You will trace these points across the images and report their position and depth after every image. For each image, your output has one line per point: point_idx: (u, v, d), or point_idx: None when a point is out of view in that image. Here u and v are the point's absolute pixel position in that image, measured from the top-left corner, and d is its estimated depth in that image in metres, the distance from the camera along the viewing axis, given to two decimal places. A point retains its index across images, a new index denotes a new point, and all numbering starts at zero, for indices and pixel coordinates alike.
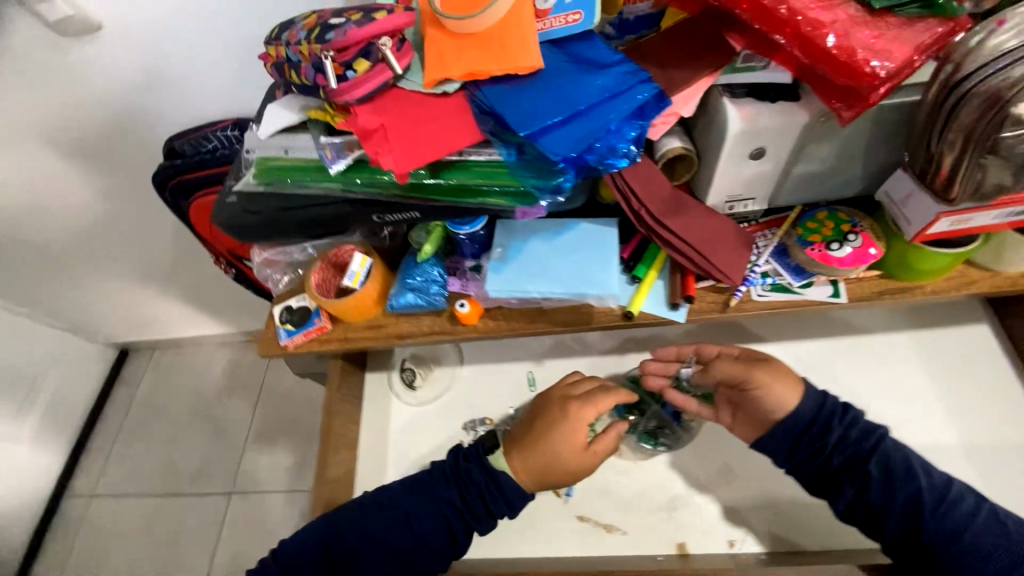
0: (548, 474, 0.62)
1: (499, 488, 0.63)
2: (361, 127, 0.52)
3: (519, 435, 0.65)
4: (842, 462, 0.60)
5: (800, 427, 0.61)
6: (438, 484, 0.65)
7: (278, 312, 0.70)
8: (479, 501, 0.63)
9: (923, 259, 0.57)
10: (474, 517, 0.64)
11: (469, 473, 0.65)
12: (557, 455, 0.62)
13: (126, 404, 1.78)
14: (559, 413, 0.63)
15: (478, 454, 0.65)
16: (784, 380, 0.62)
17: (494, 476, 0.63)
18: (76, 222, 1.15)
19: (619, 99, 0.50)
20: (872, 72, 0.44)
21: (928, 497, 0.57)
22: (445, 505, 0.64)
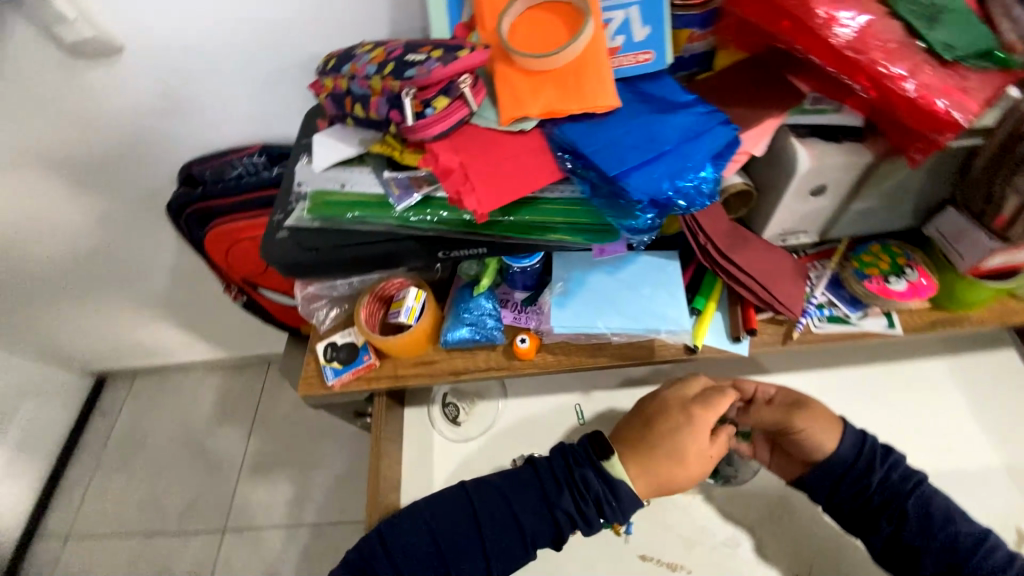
0: (670, 480, 0.62)
1: (616, 498, 0.61)
2: (441, 167, 0.50)
3: (636, 435, 0.64)
4: (881, 503, 0.61)
5: (840, 470, 0.63)
6: (550, 488, 0.62)
7: (322, 350, 0.66)
8: (593, 509, 0.61)
9: (970, 291, 0.60)
10: (583, 521, 0.61)
11: (584, 478, 0.62)
12: (684, 458, 0.61)
13: (105, 437, 1.65)
14: (681, 416, 0.63)
15: (590, 456, 0.63)
16: (825, 422, 0.64)
17: (612, 484, 0.61)
18: (67, 248, 1.07)
19: (701, 140, 0.51)
20: (950, 120, 0.46)
21: (961, 543, 0.58)
22: (556, 508, 0.61)
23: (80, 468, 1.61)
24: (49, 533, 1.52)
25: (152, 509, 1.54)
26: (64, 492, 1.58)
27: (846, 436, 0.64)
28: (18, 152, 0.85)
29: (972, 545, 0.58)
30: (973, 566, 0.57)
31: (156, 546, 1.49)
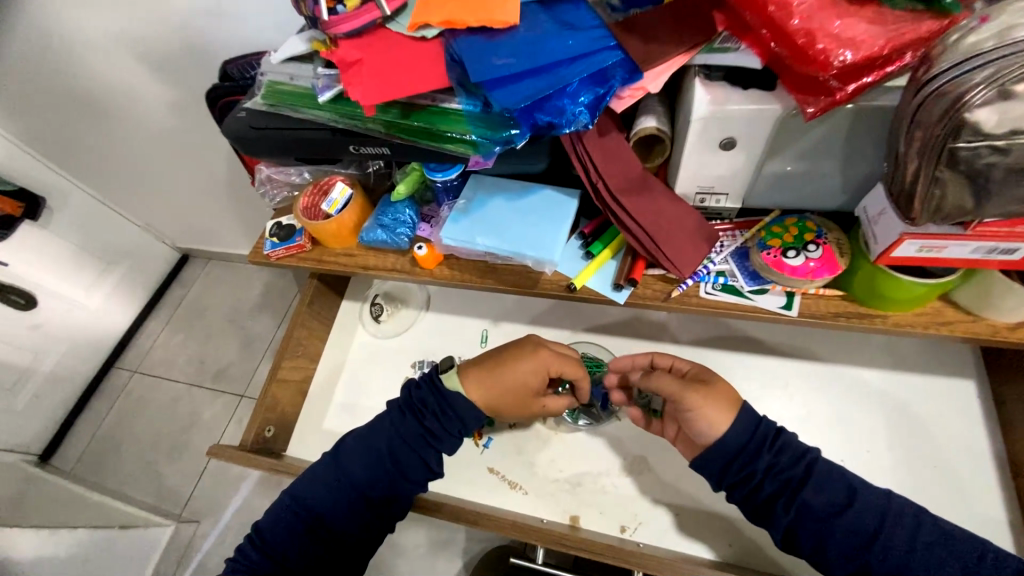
0: (501, 398, 0.62)
1: (451, 406, 0.62)
2: (341, 59, 0.57)
3: (482, 362, 0.63)
4: (775, 490, 0.54)
5: (730, 453, 0.55)
6: (397, 417, 0.63)
7: (270, 226, 0.78)
8: (436, 424, 0.62)
9: (892, 286, 0.53)
10: (437, 440, 0.62)
11: (422, 401, 0.63)
12: (513, 388, 0.61)
13: (177, 302, 1.80)
14: (527, 351, 0.62)
15: (430, 379, 0.64)
16: (719, 394, 0.57)
17: (445, 396, 0.62)
18: (145, 133, 1.27)
19: (580, 61, 0.51)
20: (829, 62, 0.42)
21: (867, 523, 0.52)
22: (408, 436, 0.62)
23: (145, 325, 1.78)
24: (126, 363, 1.72)
25: (198, 366, 1.68)
26: (141, 337, 1.76)
27: (744, 409, 0.57)
28: (108, 39, 1.04)
29: (885, 526, 0.52)
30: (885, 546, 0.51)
31: (194, 397, 1.63)
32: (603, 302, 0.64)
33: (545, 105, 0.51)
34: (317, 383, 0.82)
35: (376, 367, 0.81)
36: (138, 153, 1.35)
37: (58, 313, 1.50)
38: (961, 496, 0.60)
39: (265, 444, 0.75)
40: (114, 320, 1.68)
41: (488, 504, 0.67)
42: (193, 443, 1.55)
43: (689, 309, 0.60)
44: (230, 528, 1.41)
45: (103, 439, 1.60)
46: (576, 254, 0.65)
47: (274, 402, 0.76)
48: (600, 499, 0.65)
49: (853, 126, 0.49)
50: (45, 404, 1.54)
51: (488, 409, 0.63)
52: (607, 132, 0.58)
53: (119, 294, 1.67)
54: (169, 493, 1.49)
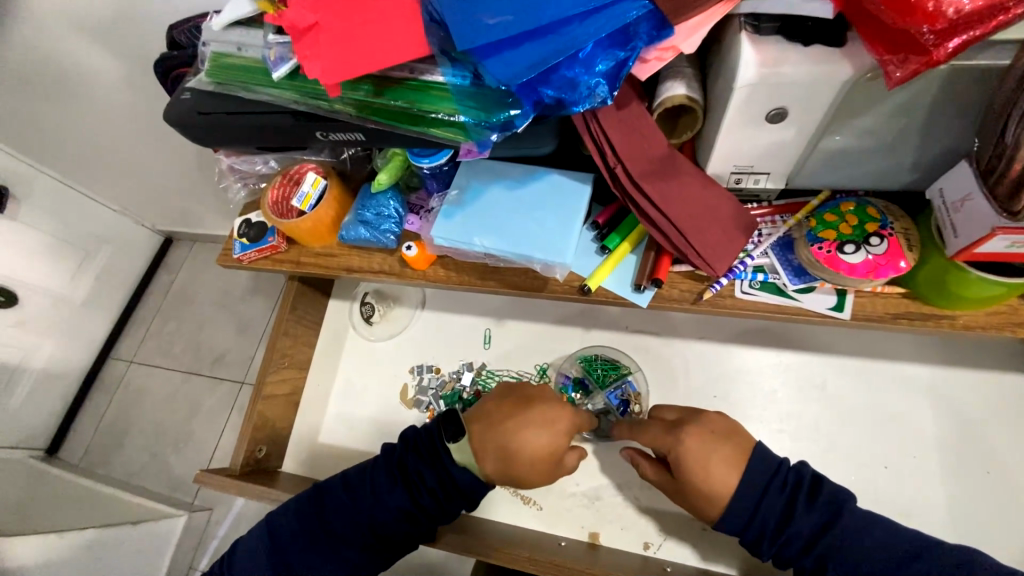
0: (522, 473, 0.54)
1: (453, 484, 0.55)
2: (291, 23, 0.45)
3: (492, 431, 0.55)
4: (810, 535, 0.47)
5: (750, 500, 0.48)
6: (386, 482, 0.56)
7: (237, 225, 0.69)
8: (430, 501, 0.55)
9: (966, 285, 0.44)
10: (428, 516, 0.56)
11: (417, 472, 0.56)
12: (535, 463, 0.54)
13: (165, 289, 1.70)
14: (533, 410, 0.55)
15: (431, 447, 0.56)
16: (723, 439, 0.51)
17: (448, 472, 0.55)
18: (100, 109, 1.14)
19: (595, 16, 0.40)
20: (935, 10, 0.33)
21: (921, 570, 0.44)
22: (394, 509, 0.55)
23: (134, 314, 1.69)
24: (120, 354, 1.65)
25: (195, 353, 1.61)
26: (132, 327, 1.69)
27: (754, 454, 0.49)
28: None
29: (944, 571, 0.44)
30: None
31: (193, 385, 1.57)
32: (622, 305, 0.56)
33: (551, 76, 0.41)
34: (310, 391, 0.76)
35: (371, 374, 0.75)
36: (95, 134, 1.22)
37: (40, 310, 1.43)
38: (1014, 502, 0.55)
39: (257, 464, 0.69)
40: (100, 312, 1.60)
41: (500, 521, 0.63)
42: (196, 433, 1.51)
43: (725, 311, 0.53)
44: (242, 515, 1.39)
45: (105, 432, 1.56)
46: (590, 248, 0.57)
47: (263, 418, 0.69)
48: (620, 514, 0.60)
49: (939, 92, 0.39)
50: (42, 401, 1.51)
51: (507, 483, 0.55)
52: (626, 104, 0.48)
53: (101, 285, 1.58)
54: (180, 482, 1.46)
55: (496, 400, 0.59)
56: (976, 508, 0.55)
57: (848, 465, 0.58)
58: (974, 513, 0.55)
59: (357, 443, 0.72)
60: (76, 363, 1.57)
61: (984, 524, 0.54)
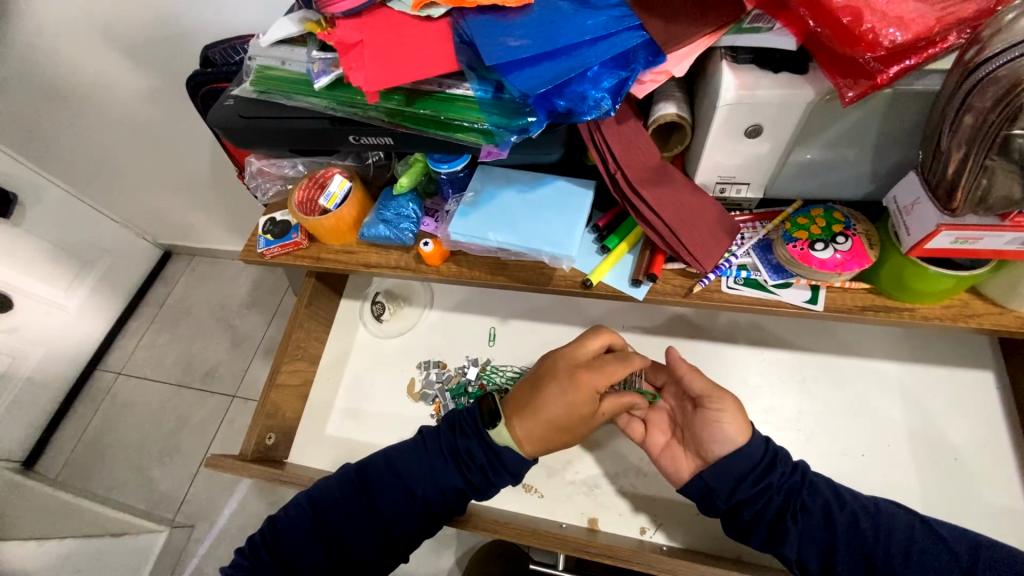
0: (553, 436, 0.58)
1: (501, 462, 0.59)
2: (340, 40, 0.52)
3: (520, 400, 0.61)
4: (780, 504, 0.53)
5: (740, 470, 0.54)
6: (438, 462, 0.61)
7: (262, 223, 0.73)
8: (480, 478, 0.60)
9: (921, 279, 0.51)
10: (477, 491, 0.60)
11: (468, 451, 0.60)
12: (561, 421, 0.58)
13: (161, 300, 1.72)
14: (565, 379, 0.58)
15: (477, 427, 0.61)
16: (740, 416, 0.57)
17: (496, 450, 0.59)
18: (120, 122, 1.18)
19: (601, 43, 0.48)
20: (876, 42, 0.40)
21: (866, 528, 0.51)
22: (447, 485, 0.60)
23: (126, 325, 1.69)
24: (109, 364, 1.63)
25: (186, 366, 1.60)
26: (125, 337, 1.67)
27: (752, 438, 0.56)
28: (77, 22, 0.96)
29: (882, 534, 0.51)
30: (887, 554, 0.50)
31: (183, 398, 1.55)
32: (620, 298, 0.61)
33: (564, 90, 0.48)
34: (318, 385, 0.78)
35: (379, 369, 0.78)
36: (112, 146, 1.26)
37: (35, 316, 1.42)
38: (982, 491, 0.59)
39: (265, 452, 0.71)
40: (94, 322, 1.59)
41: (502, 508, 0.65)
42: (184, 446, 1.48)
43: (712, 304, 0.58)
44: (226, 530, 1.36)
45: (84, 444, 1.52)
46: (591, 249, 0.63)
47: (273, 406, 0.72)
48: (617, 501, 0.63)
49: (886, 113, 0.47)
50: (27, 409, 1.46)
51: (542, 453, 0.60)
52: (625, 120, 0.55)
53: (97, 294, 1.57)
54: (162, 497, 1.42)
55: (524, 386, 0.62)
56: (949, 495, 0.59)
57: (828, 455, 0.63)
58: (944, 499, 0.59)
59: (364, 434, 0.74)
60: (64, 371, 1.54)
61: (956, 508, 0.58)
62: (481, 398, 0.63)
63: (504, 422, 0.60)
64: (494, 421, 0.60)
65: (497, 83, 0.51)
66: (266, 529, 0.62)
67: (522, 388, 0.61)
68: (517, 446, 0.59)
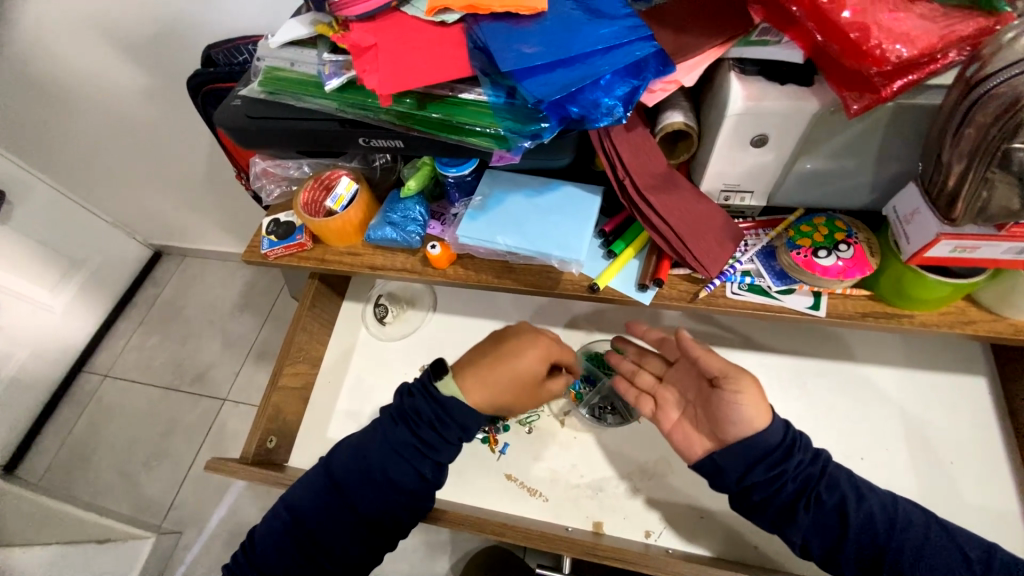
0: (503, 399, 0.59)
1: (449, 414, 0.58)
2: (354, 44, 0.53)
3: (471, 359, 0.61)
4: (796, 490, 0.54)
5: (757, 455, 0.53)
6: (390, 427, 0.60)
7: (266, 224, 0.73)
8: (431, 434, 0.59)
9: (919, 286, 0.53)
10: (433, 450, 0.59)
11: (417, 410, 0.59)
12: (514, 376, 0.59)
13: (151, 301, 1.69)
14: (514, 341, 0.61)
15: (423, 385, 0.60)
16: (759, 395, 0.54)
17: (442, 403, 0.59)
18: (113, 118, 1.16)
19: (614, 52, 0.49)
20: (882, 56, 0.41)
21: (880, 524, 0.52)
22: (399, 445, 0.59)
23: (114, 326, 1.65)
24: (96, 366, 1.60)
25: (176, 369, 1.57)
26: (113, 338, 1.64)
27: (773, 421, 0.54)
28: (74, 18, 0.94)
29: (895, 529, 0.52)
30: (896, 552, 0.51)
31: (173, 401, 1.52)
32: (626, 303, 0.62)
33: (577, 97, 0.49)
34: (320, 388, 0.78)
35: (381, 371, 0.77)
36: (106, 143, 1.24)
37: (20, 315, 1.38)
38: (975, 494, 0.61)
39: (267, 456, 0.71)
40: (81, 323, 1.56)
41: (506, 511, 0.65)
42: (174, 449, 1.45)
43: (716, 310, 0.59)
44: (215, 537, 1.33)
45: (68, 448, 1.48)
46: (597, 253, 0.63)
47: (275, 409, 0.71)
48: (623, 504, 0.64)
49: (889, 125, 0.48)
50: (9, 411, 1.42)
51: (494, 408, 0.60)
52: (633, 127, 0.56)
53: (85, 294, 1.54)
54: (150, 503, 1.39)
55: (474, 347, 0.63)
56: (944, 498, 0.61)
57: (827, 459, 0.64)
58: (940, 502, 0.60)
59: None
60: (49, 372, 1.50)
61: (950, 509, 0.60)
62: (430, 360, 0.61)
63: (450, 373, 0.60)
64: (441, 374, 0.60)
65: (510, 89, 0.52)
66: (248, 542, 0.63)
67: (477, 348, 0.62)
68: (467, 400, 0.59)
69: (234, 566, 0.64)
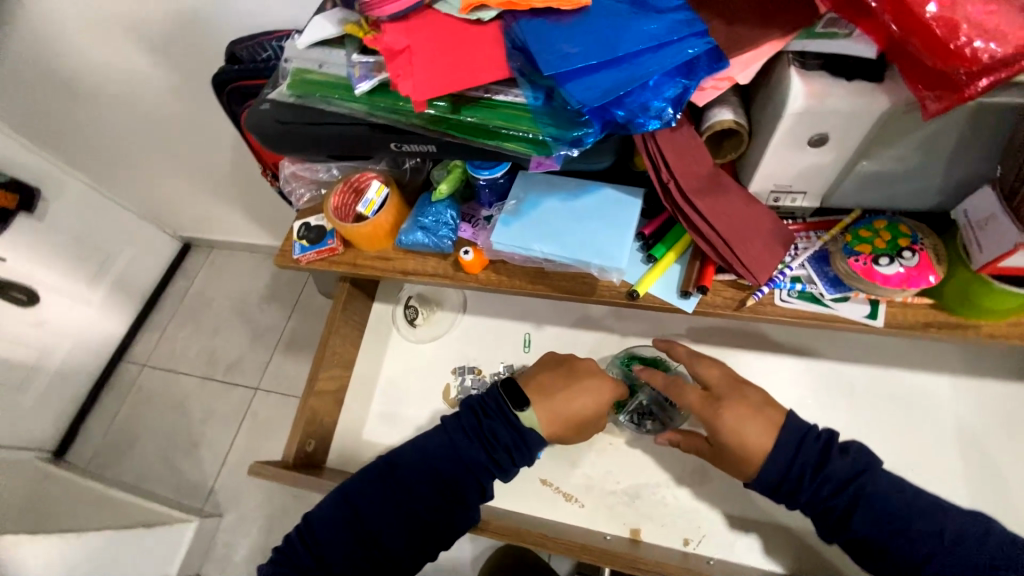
0: (570, 432, 0.62)
1: (525, 442, 0.61)
2: (386, 47, 0.50)
3: (546, 386, 0.63)
4: (837, 491, 0.52)
5: (786, 457, 0.53)
6: (462, 441, 0.61)
7: (297, 228, 0.72)
8: (506, 457, 0.60)
9: (990, 297, 0.49)
10: (500, 470, 0.61)
11: (493, 431, 0.61)
12: (579, 416, 0.61)
13: (182, 293, 1.73)
14: (580, 377, 0.63)
15: (501, 409, 0.62)
16: (756, 422, 0.55)
17: (521, 431, 0.61)
18: (139, 115, 1.16)
19: (663, 50, 0.45)
20: (973, 55, 0.37)
21: (933, 532, 0.50)
22: (471, 462, 0.60)
23: (149, 317, 1.70)
24: (134, 356, 1.65)
25: (209, 359, 1.62)
26: (148, 329, 1.69)
27: (788, 419, 0.55)
28: (98, 16, 0.93)
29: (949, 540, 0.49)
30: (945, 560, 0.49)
31: (207, 390, 1.57)
32: (668, 311, 0.60)
33: (623, 100, 0.46)
34: (354, 389, 0.78)
35: (414, 373, 0.78)
36: (134, 139, 1.25)
37: (61, 309, 1.43)
38: None
39: (306, 458, 0.72)
40: (117, 315, 1.61)
41: (542, 516, 0.65)
42: (210, 437, 1.50)
43: (764, 318, 0.57)
44: (253, 521, 1.39)
45: (112, 434, 1.55)
46: (637, 258, 0.61)
47: (312, 413, 0.72)
48: (662, 511, 0.63)
49: (967, 123, 0.44)
50: (56, 399, 1.49)
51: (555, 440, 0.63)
52: (679, 126, 0.53)
53: (120, 287, 1.58)
54: (191, 487, 1.45)
55: (544, 370, 0.65)
56: (1002, 514, 0.58)
57: None
58: (998, 517, 0.58)
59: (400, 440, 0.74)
60: (90, 362, 1.56)
61: (1008, 524, 0.57)
62: (503, 382, 0.63)
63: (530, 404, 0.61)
64: (522, 404, 0.61)
65: (549, 90, 0.49)
66: (303, 525, 0.63)
67: (548, 374, 0.64)
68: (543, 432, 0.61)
69: (280, 547, 0.63)
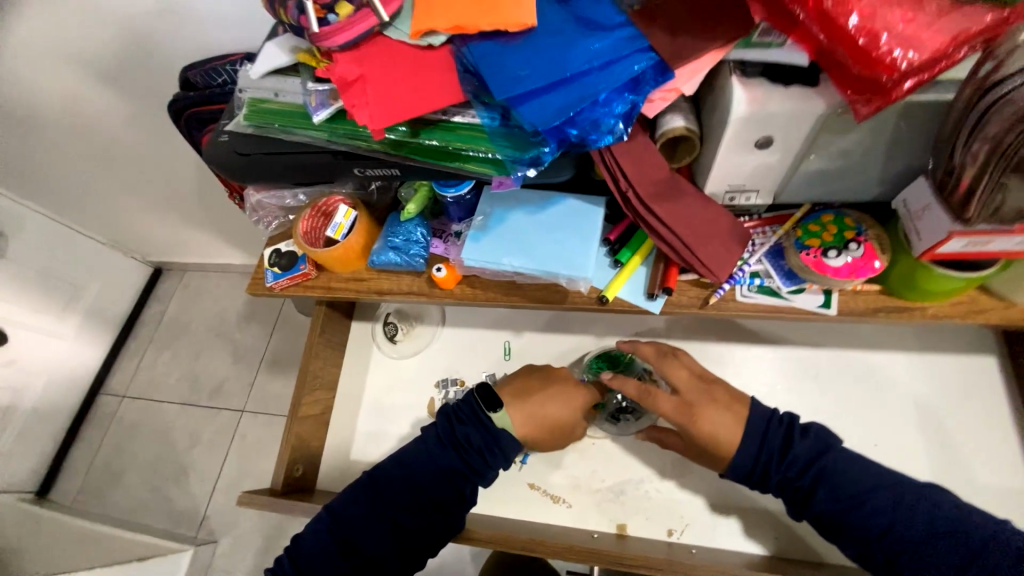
0: (547, 434, 0.64)
1: (498, 444, 0.62)
2: (340, 77, 0.51)
3: (518, 391, 0.65)
4: (802, 471, 0.56)
5: (755, 443, 0.57)
6: (437, 448, 0.63)
7: (268, 255, 0.73)
8: (480, 460, 0.62)
9: (931, 280, 0.52)
10: (477, 475, 0.62)
11: (466, 437, 0.62)
12: (559, 420, 0.63)
13: (157, 319, 1.69)
14: (551, 384, 0.65)
15: (474, 413, 0.63)
16: (725, 417, 0.59)
17: (493, 433, 0.62)
18: (94, 144, 1.13)
19: (610, 68, 0.47)
20: (893, 62, 0.39)
21: (894, 503, 0.53)
22: (446, 469, 0.62)
23: (124, 347, 1.66)
24: (111, 388, 1.62)
25: (191, 385, 1.59)
26: (124, 359, 1.65)
27: (751, 411, 0.59)
28: (40, 48, 0.90)
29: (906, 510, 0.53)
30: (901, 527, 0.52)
31: (191, 416, 1.55)
32: (636, 312, 0.62)
33: (576, 118, 0.47)
34: (339, 409, 0.79)
35: (397, 389, 0.78)
36: (90, 168, 1.21)
37: (29, 347, 1.39)
38: (987, 473, 0.62)
39: (296, 483, 0.73)
40: (90, 348, 1.57)
41: (531, 519, 0.67)
42: (199, 463, 1.49)
43: (727, 314, 0.59)
44: (249, 545, 1.38)
45: (96, 470, 1.51)
46: (604, 263, 0.63)
47: (297, 437, 0.72)
48: (645, 505, 0.66)
49: (899, 121, 0.47)
50: (32, 439, 1.45)
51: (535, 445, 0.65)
52: (634, 137, 0.55)
53: (90, 320, 1.54)
54: (183, 516, 1.43)
55: (518, 377, 0.67)
56: (957, 479, 0.62)
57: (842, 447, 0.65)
58: (954, 482, 0.62)
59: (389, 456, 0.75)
60: (66, 398, 1.52)
61: (962, 488, 0.62)
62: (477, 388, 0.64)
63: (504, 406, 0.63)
64: (495, 407, 0.63)
65: (504, 111, 0.50)
66: (292, 547, 0.64)
67: (521, 381, 0.66)
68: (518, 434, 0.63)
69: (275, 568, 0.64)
